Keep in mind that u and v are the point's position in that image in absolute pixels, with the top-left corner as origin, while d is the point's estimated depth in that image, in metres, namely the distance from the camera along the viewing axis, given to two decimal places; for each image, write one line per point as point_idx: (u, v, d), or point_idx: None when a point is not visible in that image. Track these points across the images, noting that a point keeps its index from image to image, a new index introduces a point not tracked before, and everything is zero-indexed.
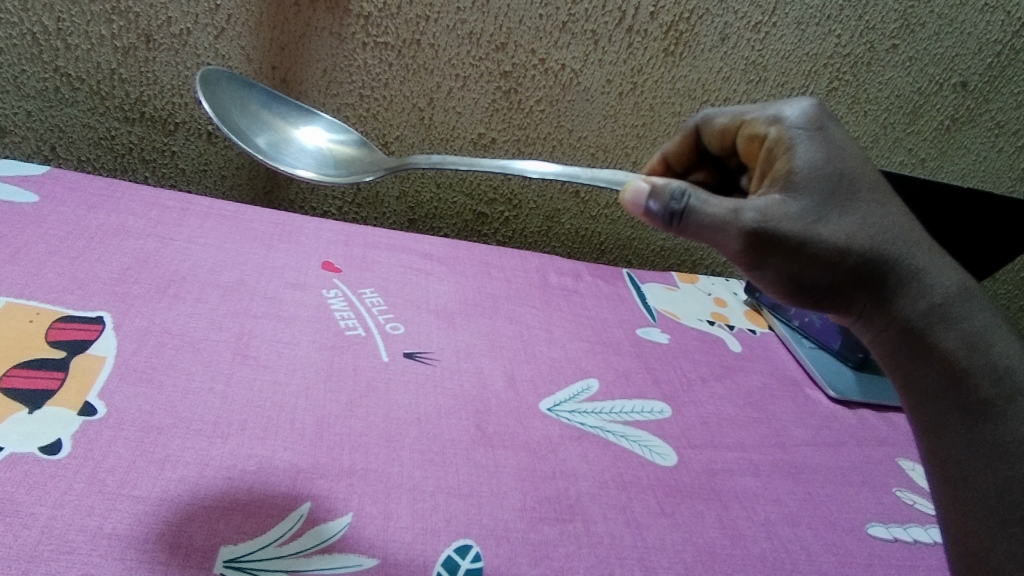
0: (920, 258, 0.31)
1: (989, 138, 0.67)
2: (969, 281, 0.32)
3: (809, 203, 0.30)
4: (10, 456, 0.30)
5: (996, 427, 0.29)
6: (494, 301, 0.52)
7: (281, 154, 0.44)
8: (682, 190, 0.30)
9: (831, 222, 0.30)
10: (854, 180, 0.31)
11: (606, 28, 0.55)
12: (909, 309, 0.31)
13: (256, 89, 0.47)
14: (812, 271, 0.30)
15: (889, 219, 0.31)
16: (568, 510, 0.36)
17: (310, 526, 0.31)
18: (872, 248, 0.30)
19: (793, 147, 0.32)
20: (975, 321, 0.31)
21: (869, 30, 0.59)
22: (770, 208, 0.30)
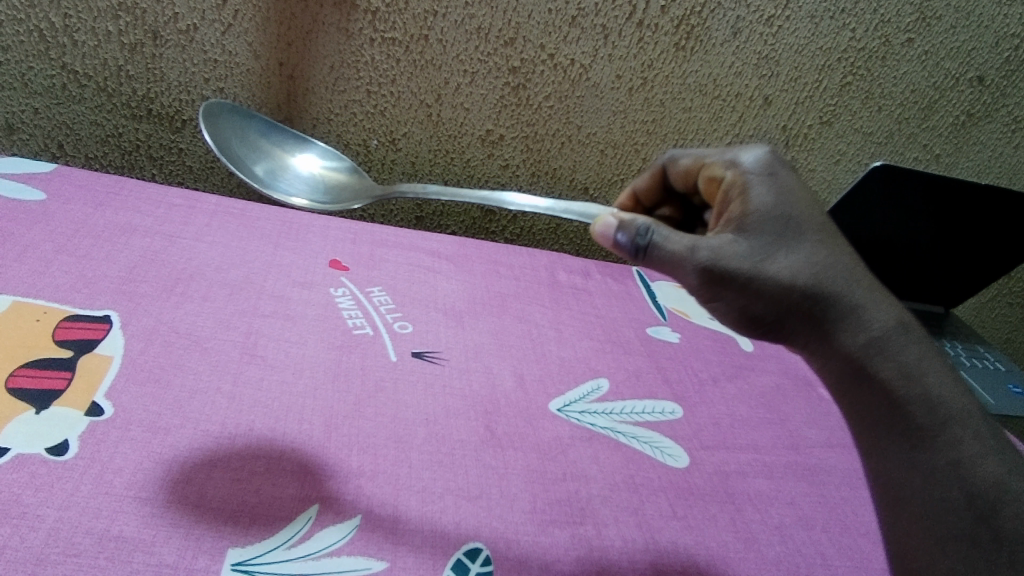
0: (859, 295, 0.33)
1: (1005, 133, 0.66)
2: (907, 315, 0.34)
3: (759, 243, 0.32)
4: (16, 457, 0.29)
5: (933, 453, 0.32)
6: (503, 300, 0.51)
7: (276, 181, 0.47)
8: (648, 225, 0.32)
9: (777, 261, 0.32)
10: (802, 222, 0.33)
11: (615, 23, 0.55)
12: (850, 342, 0.33)
13: (255, 118, 0.50)
14: (761, 306, 0.32)
15: (835, 259, 0.33)
16: (579, 512, 0.36)
17: (319, 529, 0.31)
18: (819, 286, 0.32)
19: (747, 189, 0.35)
20: (909, 355, 0.33)
21: (884, 23, 0.58)
22: (722, 247, 0.32)
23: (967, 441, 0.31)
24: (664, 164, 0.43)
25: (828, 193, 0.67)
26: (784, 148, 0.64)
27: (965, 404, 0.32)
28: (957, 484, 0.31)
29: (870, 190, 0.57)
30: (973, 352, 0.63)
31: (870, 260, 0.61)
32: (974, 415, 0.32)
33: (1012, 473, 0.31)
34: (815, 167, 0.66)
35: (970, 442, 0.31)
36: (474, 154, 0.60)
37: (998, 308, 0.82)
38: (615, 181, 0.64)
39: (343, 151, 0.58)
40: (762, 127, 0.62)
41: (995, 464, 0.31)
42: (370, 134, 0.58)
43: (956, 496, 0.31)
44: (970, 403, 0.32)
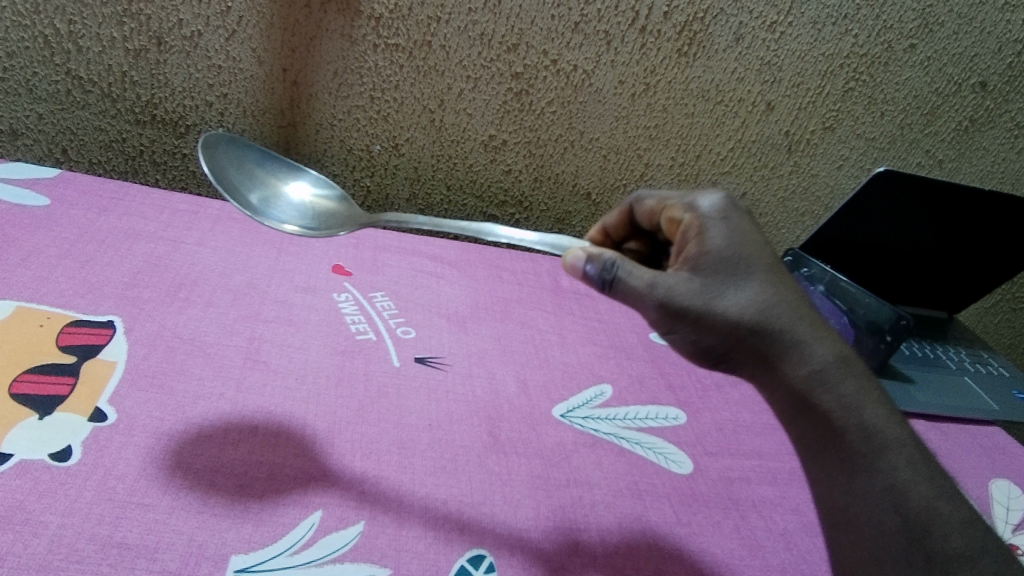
0: (803, 331, 0.33)
1: (1008, 139, 0.66)
2: (846, 349, 0.34)
3: (709, 282, 0.32)
4: (19, 464, 0.29)
5: (871, 479, 0.32)
6: (505, 305, 0.51)
7: (272, 214, 0.44)
8: (613, 261, 0.33)
9: (732, 301, 0.32)
10: (753, 263, 0.33)
11: (618, 29, 0.55)
12: (794, 375, 0.33)
13: (253, 147, 0.47)
14: (710, 342, 0.33)
15: (784, 298, 0.33)
16: (582, 519, 0.36)
17: (322, 535, 0.31)
18: (765, 323, 0.32)
19: (705, 231, 0.34)
20: (850, 387, 0.33)
21: (886, 29, 0.58)
22: (674, 284, 0.32)
23: (901, 468, 0.33)
24: (629, 203, 0.41)
25: (831, 198, 0.68)
26: (786, 153, 0.64)
27: (900, 434, 0.33)
28: (894, 508, 0.32)
29: (872, 197, 0.55)
30: (977, 357, 0.63)
31: (871, 263, 0.62)
32: (908, 444, 0.33)
33: (942, 497, 0.32)
34: (817, 172, 0.66)
35: (904, 469, 0.33)
36: (477, 160, 0.60)
37: (1002, 313, 0.81)
38: (617, 186, 0.64)
39: (347, 157, 0.58)
40: (764, 133, 0.63)
41: (928, 489, 0.32)
42: (373, 140, 0.58)
43: (893, 520, 0.32)
44: (902, 432, 0.34)
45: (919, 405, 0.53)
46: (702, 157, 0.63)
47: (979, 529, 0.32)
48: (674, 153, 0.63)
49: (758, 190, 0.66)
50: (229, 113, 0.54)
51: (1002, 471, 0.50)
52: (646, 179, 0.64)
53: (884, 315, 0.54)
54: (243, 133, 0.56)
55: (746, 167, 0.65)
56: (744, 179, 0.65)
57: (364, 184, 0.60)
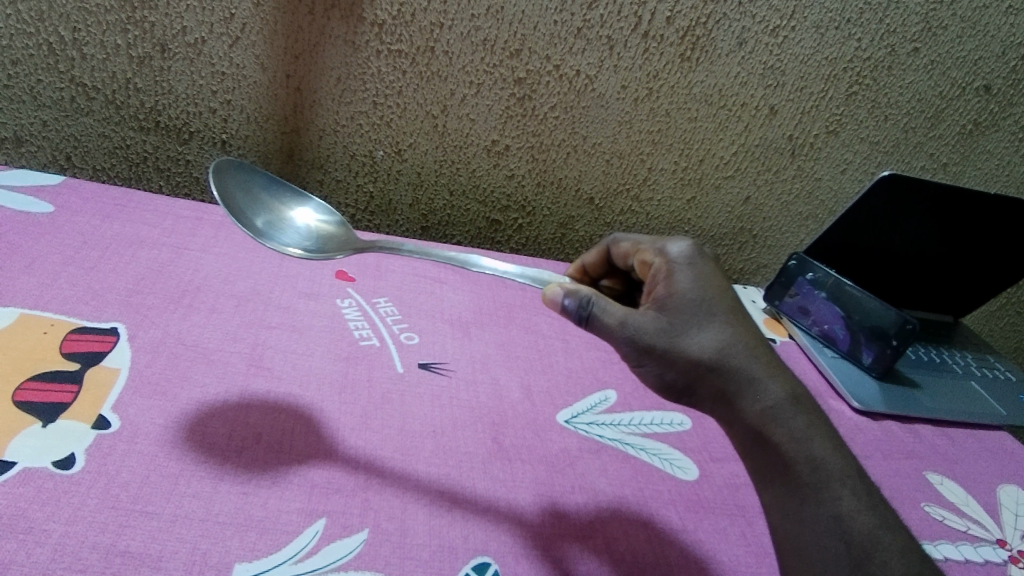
0: (757, 370, 0.35)
1: (1012, 142, 0.66)
2: (800, 389, 0.36)
3: (674, 321, 0.34)
4: (22, 472, 0.29)
5: (818, 505, 0.33)
6: (509, 311, 0.51)
7: (279, 239, 0.43)
8: (589, 297, 0.34)
9: (696, 340, 0.34)
10: (714, 306, 0.35)
11: (621, 34, 0.55)
12: (748, 412, 0.34)
13: (262, 174, 0.46)
14: (673, 378, 0.34)
15: (740, 339, 0.35)
16: (588, 526, 0.35)
17: (326, 543, 0.30)
18: (723, 362, 0.34)
19: (673, 275, 0.36)
20: (798, 423, 0.34)
21: (890, 33, 0.58)
22: (642, 322, 0.34)
23: (845, 496, 0.33)
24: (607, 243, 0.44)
25: (835, 202, 0.68)
26: (790, 157, 0.64)
27: (843, 466, 0.34)
28: (838, 534, 0.32)
29: (875, 203, 0.55)
30: (983, 362, 0.63)
31: (878, 269, 0.61)
32: (853, 476, 0.33)
33: (883, 525, 0.32)
34: (820, 176, 0.66)
35: (848, 498, 0.33)
36: (480, 165, 0.60)
37: (1008, 317, 0.81)
38: (621, 191, 0.64)
39: (351, 162, 0.58)
40: (767, 137, 0.62)
41: (868, 517, 0.32)
42: (376, 145, 0.58)
43: (838, 545, 0.31)
44: (849, 464, 0.34)
45: (927, 411, 0.53)
46: (705, 161, 0.63)
47: (921, 557, 0.31)
48: (677, 158, 0.63)
49: (761, 195, 0.66)
50: (232, 119, 0.55)
51: (1010, 477, 0.49)
52: (649, 184, 0.64)
53: (889, 319, 0.54)
54: (247, 139, 0.56)
55: (749, 172, 0.65)
56: (747, 183, 0.65)
57: (366, 190, 0.60)
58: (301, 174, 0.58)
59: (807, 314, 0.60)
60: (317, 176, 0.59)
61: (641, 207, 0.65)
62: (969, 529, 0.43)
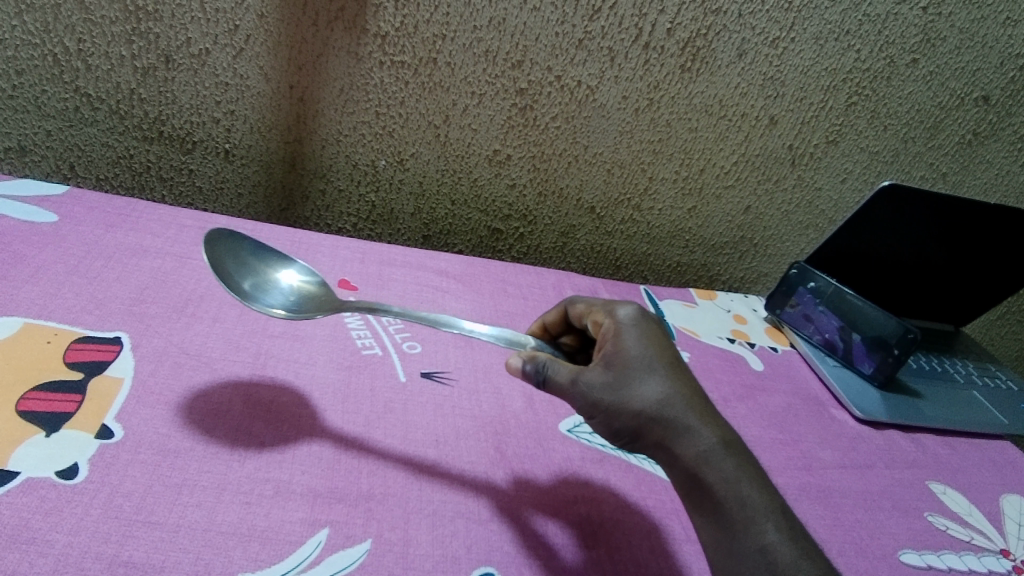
0: (692, 415, 0.32)
1: (1010, 152, 0.67)
2: (733, 434, 0.32)
3: (618, 375, 0.33)
4: (25, 482, 0.29)
5: (746, 538, 0.29)
6: (511, 320, 0.52)
7: (265, 302, 0.41)
8: (544, 362, 0.33)
9: (645, 393, 0.32)
10: (657, 358, 0.33)
11: (621, 45, 0.55)
12: (682, 456, 0.31)
13: (248, 240, 0.44)
14: (620, 431, 0.32)
15: (681, 388, 0.33)
16: (591, 536, 0.35)
17: (328, 553, 0.30)
18: (666, 412, 0.32)
19: (621, 333, 0.35)
20: (728, 464, 0.31)
21: (889, 44, 0.58)
22: (588, 378, 0.32)
23: (770, 530, 0.29)
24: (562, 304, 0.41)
25: (835, 211, 0.68)
26: (789, 167, 0.64)
27: (768, 501, 0.30)
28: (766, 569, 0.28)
29: (877, 211, 0.55)
30: (984, 371, 0.63)
31: (882, 276, 0.61)
32: (779, 510, 0.30)
33: (804, 556, 0.28)
34: (820, 186, 0.66)
35: (773, 532, 0.29)
36: (481, 174, 0.61)
37: (1008, 325, 0.81)
38: (621, 201, 0.64)
39: (353, 172, 0.59)
40: (768, 147, 0.63)
41: (793, 548, 0.29)
42: (378, 155, 0.58)
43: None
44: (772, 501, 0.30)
45: (929, 419, 0.53)
46: (706, 170, 0.64)
47: None
48: (678, 167, 0.63)
49: (761, 204, 0.67)
50: (236, 130, 0.55)
51: (1013, 486, 0.49)
52: (650, 193, 0.64)
53: (891, 328, 0.54)
54: (250, 148, 0.56)
55: (749, 181, 0.65)
56: (748, 192, 0.66)
57: (369, 199, 0.61)
58: (304, 183, 0.59)
59: (809, 322, 0.60)
60: (319, 185, 0.59)
61: (641, 216, 0.66)
62: (972, 539, 0.43)
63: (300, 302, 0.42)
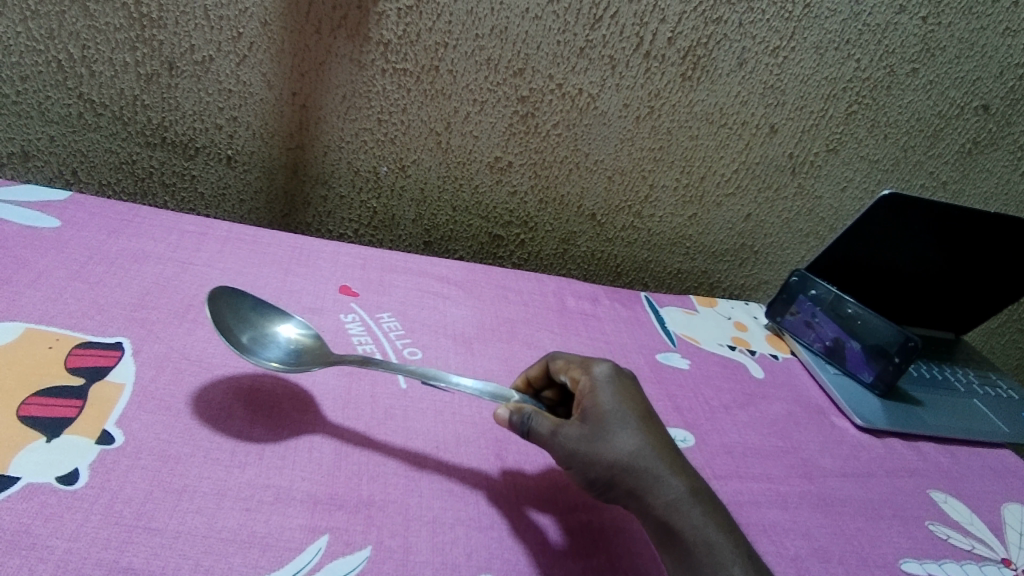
0: (662, 466, 0.33)
1: (1011, 161, 0.67)
2: (701, 484, 0.33)
3: (593, 427, 0.33)
4: (26, 487, 0.29)
5: None
6: (511, 326, 0.52)
7: (262, 354, 0.39)
8: (526, 415, 0.34)
9: (619, 445, 0.33)
10: (630, 413, 0.35)
11: (623, 54, 0.55)
12: (651, 505, 0.32)
13: (248, 295, 0.43)
14: (595, 482, 0.33)
15: (653, 442, 0.34)
16: (591, 546, 0.35)
17: (328, 560, 0.30)
18: (638, 464, 0.33)
19: (598, 387, 0.36)
20: (696, 511, 0.32)
21: (889, 54, 0.59)
22: (566, 431, 0.33)
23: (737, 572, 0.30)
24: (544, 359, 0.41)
25: (836, 219, 0.68)
26: (790, 175, 0.65)
27: (734, 544, 0.31)
28: None
29: (877, 220, 0.55)
30: (985, 380, 0.63)
31: (882, 285, 0.61)
32: (744, 554, 0.31)
33: None
34: (820, 194, 0.66)
35: None
36: (482, 181, 0.61)
37: (1009, 333, 0.81)
38: (622, 208, 0.65)
39: (354, 178, 0.59)
40: (768, 155, 0.63)
41: None
42: (379, 162, 0.58)
43: None
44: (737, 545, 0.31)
45: (930, 428, 0.53)
46: (707, 178, 0.64)
47: None
48: (679, 175, 0.63)
49: (762, 212, 0.67)
50: (238, 136, 0.55)
51: (1014, 495, 0.49)
52: (650, 201, 0.65)
53: (892, 337, 0.54)
54: (252, 155, 0.56)
55: (750, 189, 0.65)
56: (748, 200, 0.66)
57: (370, 205, 0.61)
58: (305, 189, 0.59)
59: (810, 330, 0.60)
60: (320, 191, 0.59)
61: (642, 223, 0.66)
62: (974, 549, 0.43)
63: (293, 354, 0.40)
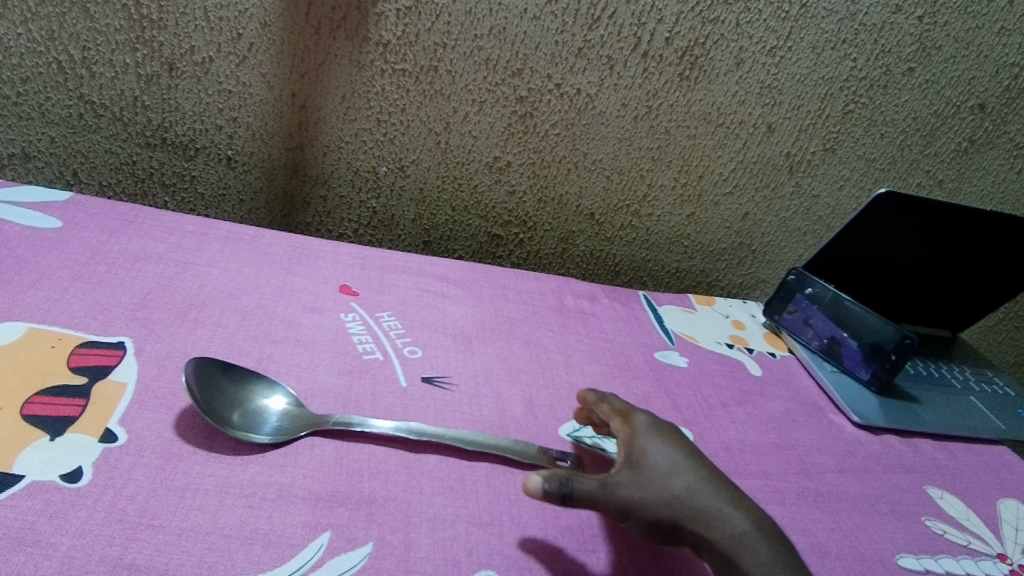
0: (720, 501, 0.34)
1: (1007, 160, 0.67)
2: (761, 517, 0.34)
3: (642, 473, 0.34)
4: (30, 485, 0.29)
5: None
6: (511, 325, 0.52)
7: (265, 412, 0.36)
8: (568, 478, 0.31)
9: (673, 486, 0.33)
10: (677, 454, 0.35)
11: (621, 54, 0.56)
12: (718, 541, 0.32)
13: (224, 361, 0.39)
14: (656, 526, 0.32)
15: (704, 477, 0.35)
16: (590, 542, 0.35)
17: (330, 556, 0.30)
18: (695, 502, 0.33)
19: (640, 431, 0.36)
20: (762, 548, 0.32)
21: (885, 53, 0.59)
22: (617, 480, 0.32)
23: None
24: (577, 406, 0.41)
25: (833, 218, 0.68)
26: (787, 174, 0.65)
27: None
28: None
29: (874, 219, 0.56)
30: (982, 376, 0.63)
31: (879, 283, 0.62)
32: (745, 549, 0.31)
33: None
34: (817, 193, 0.67)
35: None
36: (481, 181, 0.61)
37: (1006, 331, 0.82)
38: (620, 207, 0.65)
39: (354, 178, 0.59)
40: (765, 154, 0.63)
41: None
42: (379, 162, 0.59)
43: None
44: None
45: (927, 425, 0.53)
46: (705, 177, 0.64)
47: None
48: (677, 174, 0.64)
49: (759, 211, 0.67)
50: (238, 136, 0.56)
51: (1011, 490, 0.49)
52: (648, 200, 0.65)
53: (888, 334, 0.54)
54: (251, 155, 0.57)
55: (747, 188, 0.65)
56: (746, 199, 0.66)
57: (369, 205, 0.61)
58: (305, 189, 0.59)
59: (807, 328, 0.60)
60: (320, 191, 0.59)
61: (641, 222, 0.66)
62: (970, 544, 0.43)
63: (282, 419, 0.36)
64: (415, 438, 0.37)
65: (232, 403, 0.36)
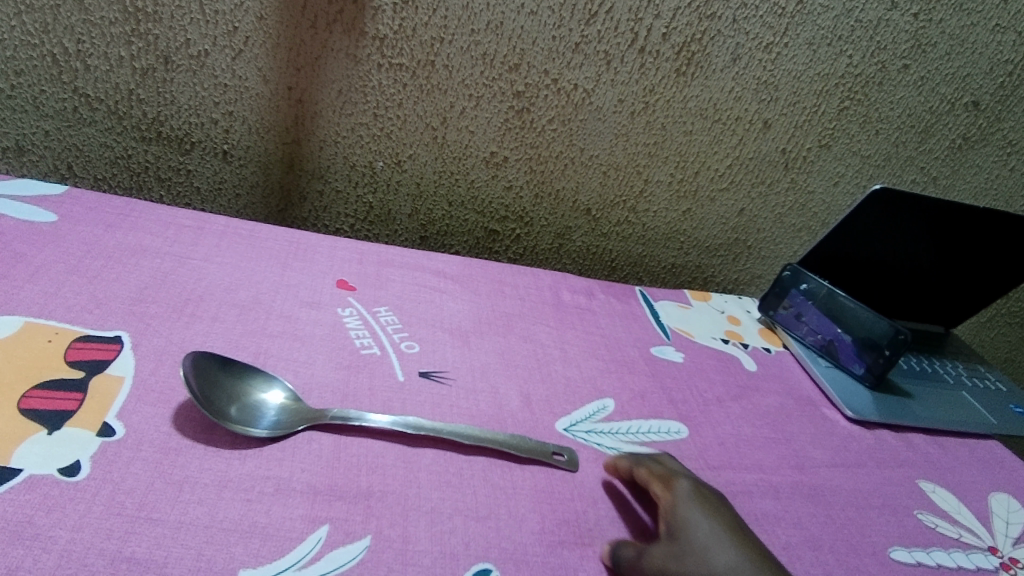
0: None
1: (1000, 157, 0.68)
2: None
3: (680, 549, 0.33)
4: (28, 479, 0.29)
5: None
6: (507, 320, 0.52)
7: (265, 410, 0.36)
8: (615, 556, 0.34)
9: (712, 563, 0.33)
10: (719, 528, 0.34)
11: (618, 49, 0.56)
12: None
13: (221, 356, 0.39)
14: None
15: (747, 556, 0.33)
16: (586, 534, 0.36)
17: (329, 550, 0.31)
18: None
19: (683, 502, 0.36)
20: None
21: (880, 50, 0.59)
22: (651, 557, 0.33)
23: None
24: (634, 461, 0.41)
25: (828, 214, 0.69)
26: (783, 171, 0.65)
27: None
28: None
29: (871, 215, 0.56)
30: (974, 372, 0.64)
31: (874, 280, 0.62)
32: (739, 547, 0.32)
33: None
34: (813, 189, 0.67)
35: None
36: (478, 176, 0.61)
37: (998, 327, 0.82)
38: (617, 203, 0.65)
39: (350, 173, 0.59)
40: (761, 150, 0.64)
41: None
42: (376, 156, 0.59)
43: None
44: None
45: (920, 420, 0.54)
46: (701, 173, 0.64)
47: None
48: (673, 170, 0.64)
49: (755, 207, 0.67)
50: (234, 130, 0.55)
51: (1002, 485, 0.50)
52: (645, 196, 0.65)
53: (882, 330, 0.55)
54: (247, 149, 0.57)
55: (743, 184, 0.66)
56: (741, 196, 0.66)
57: (366, 200, 0.61)
58: (302, 184, 0.59)
59: (801, 323, 0.61)
60: (317, 186, 0.59)
61: (637, 218, 0.66)
62: (961, 537, 0.43)
63: (280, 413, 0.36)
64: (413, 431, 0.37)
65: (231, 399, 0.36)
